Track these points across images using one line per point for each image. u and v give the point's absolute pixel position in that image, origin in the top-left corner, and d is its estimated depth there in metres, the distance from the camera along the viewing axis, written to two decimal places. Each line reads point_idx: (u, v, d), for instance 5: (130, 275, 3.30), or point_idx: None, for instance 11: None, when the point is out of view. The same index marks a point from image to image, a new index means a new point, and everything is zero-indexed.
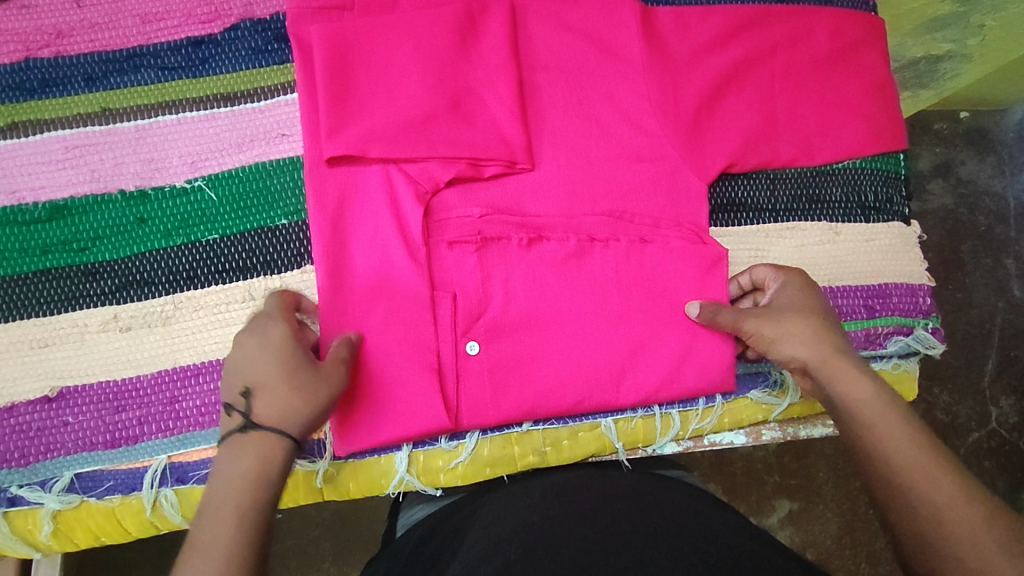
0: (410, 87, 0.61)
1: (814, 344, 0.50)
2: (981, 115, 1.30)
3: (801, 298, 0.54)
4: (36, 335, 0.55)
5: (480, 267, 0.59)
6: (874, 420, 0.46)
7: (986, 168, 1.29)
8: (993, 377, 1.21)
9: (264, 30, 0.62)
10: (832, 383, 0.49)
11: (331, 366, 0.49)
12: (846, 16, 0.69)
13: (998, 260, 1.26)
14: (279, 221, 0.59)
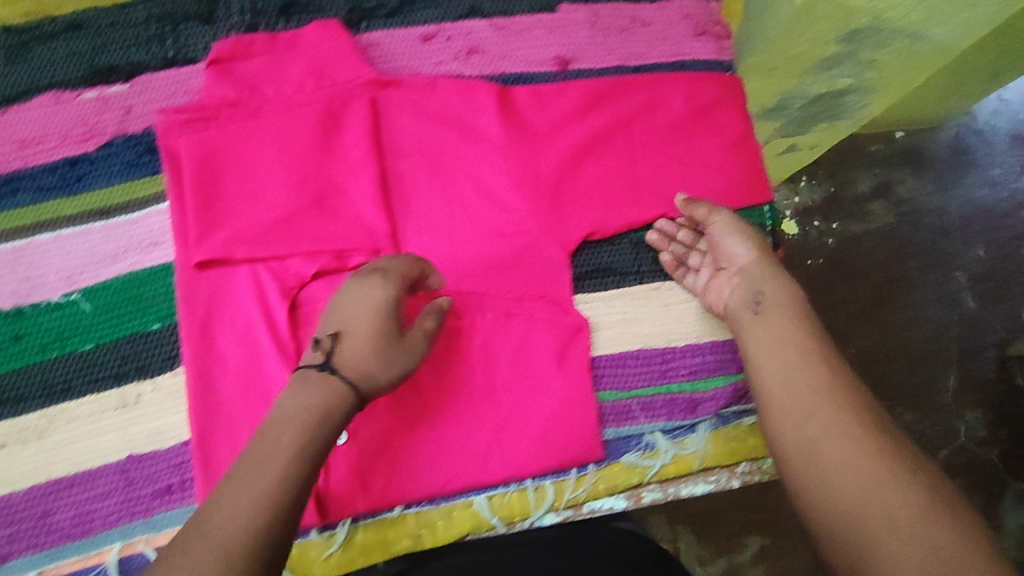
0: (275, 189, 0.63)
1: (759, 252, 0.60)
2: (913, 131, 1.17)
3: (750, 225, 0.63)
4: None
5: None
6: (782, 342, 0.54)
7: (927, 182, 1.15)
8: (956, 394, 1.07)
9: (137, 145, 0.65)
10: (761, 280, 0.59)
11: (415, 339, 0.56)
12: (700, 77, 0.70)
13: (949, 272, 1.12)
14: (152, 326, 0.62)
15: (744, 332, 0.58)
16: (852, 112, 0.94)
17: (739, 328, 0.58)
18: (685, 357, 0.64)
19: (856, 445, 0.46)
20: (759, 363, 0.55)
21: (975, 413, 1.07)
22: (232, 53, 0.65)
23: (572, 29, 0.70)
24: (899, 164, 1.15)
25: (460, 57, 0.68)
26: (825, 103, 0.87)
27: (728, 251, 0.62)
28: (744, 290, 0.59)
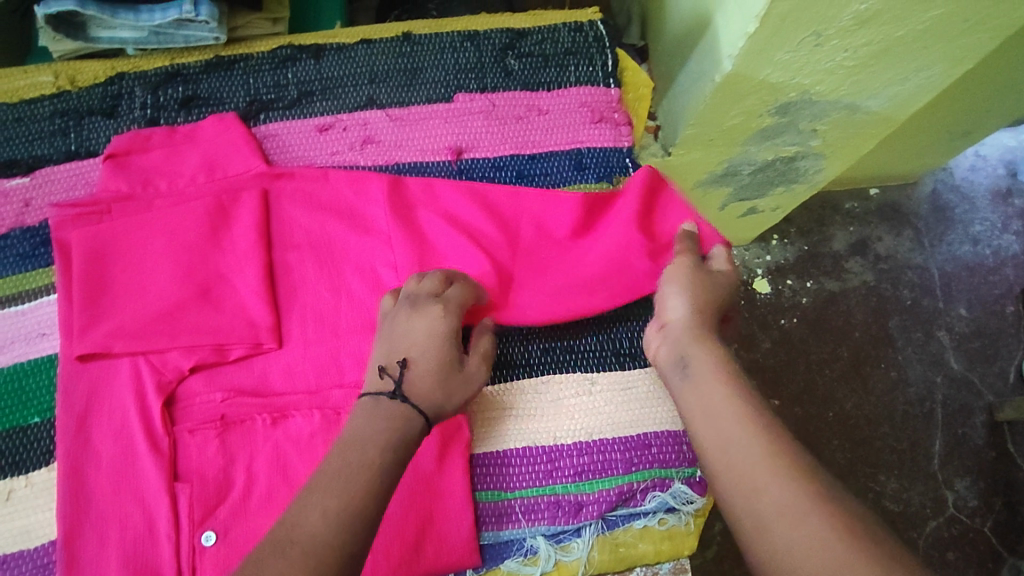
0: (161, 281, 0.64)
1: (710, 308, 0.61)
2: (889, 191, 1.68)
3: (724, 278, 0.63)
4: None
5: (222, 451, 0.60)
6: (731, 406, 0.53)
7: (904, 241, 1.64)
8: (942, 461, 1.46)
9: (34, 237, 0.67)
10: (702, 333, 0.59)
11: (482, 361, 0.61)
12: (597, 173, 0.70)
13: (931, 333, 1.56)
14: (33, 419, 0.61)
15: (682, 384, 0.57)
16: (806, 177, 1.24)
17: (673, 375, 0.58)
18: (572, 456, 0.61)
19: (817, 522, 0.45)
20: (710, 424, 0.53)
21: (965, 481, 1.45)
22: (129, 147, 0.68)
23: (467, 118, 0.72)
24: (873, 224, 1.64)
25: (354, 147, 0.71)
26: (777, 170, 1.18)
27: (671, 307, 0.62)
28: (679, 339, 0.59)
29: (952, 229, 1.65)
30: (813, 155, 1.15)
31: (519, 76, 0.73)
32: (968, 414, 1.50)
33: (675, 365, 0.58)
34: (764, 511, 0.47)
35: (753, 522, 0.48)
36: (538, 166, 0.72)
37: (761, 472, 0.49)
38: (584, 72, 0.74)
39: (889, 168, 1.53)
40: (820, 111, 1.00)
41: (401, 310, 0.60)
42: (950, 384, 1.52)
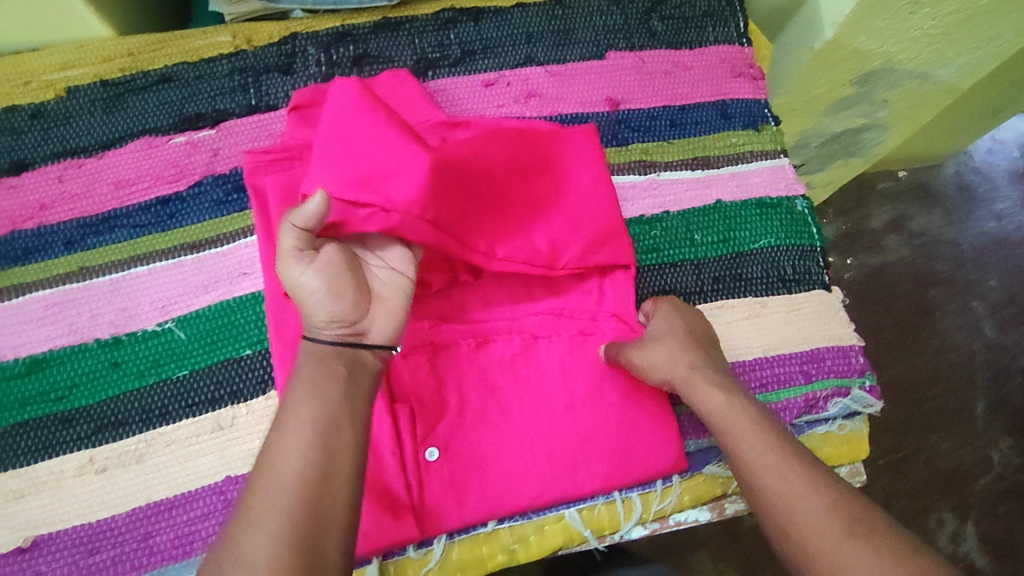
0: None
1: (702, 336, 0.64)
2: (919, 171, 1.76)
3: (700, 316, 0.66)
4: (12, 488, 0.59)
5: (433, 373, 0.64)
6: (756, 423, 0.56)
7: (936, 219, 1.73)
8: (986, 420, 1.53)
9: (225, 183, 0.70)
10: (699, 355, 0.62)
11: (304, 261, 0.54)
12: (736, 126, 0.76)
13: (966, 304, 1.65)
14: (244, 352, 0.64)
15: (705, 399, 0.59)
16: (864, 149, 1.32)
17: (690, 391, 0.59)
18: (756, 371, 0.66)
19: (857, 538, 0.50)
20: (742, 437, 0.56)
21: (1006, 439, 1.52)
22: (312, 99, 0.71)
23: (621, 74, 0.76)
24: (907, 203, 1.73)
25: (520, 101, 0.75)
26: (841, 142, 1.26)
27: (676, 327, 0.63)
28: (681, 352, 0.61)
29: (978, 207, 1.75)
30: (877, 126, 1.23)
31: (663, 37, 0.78)
32: (1005, 377, 1.58)
33: (688, 379, 0.60)
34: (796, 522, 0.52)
35: (784, 533, 0.52)
36: (688, 116, 0.76)
37: (796, 488, 0.52)
38: (721, 33, 0.79)
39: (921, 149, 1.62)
40: (894, 81, 1.07)
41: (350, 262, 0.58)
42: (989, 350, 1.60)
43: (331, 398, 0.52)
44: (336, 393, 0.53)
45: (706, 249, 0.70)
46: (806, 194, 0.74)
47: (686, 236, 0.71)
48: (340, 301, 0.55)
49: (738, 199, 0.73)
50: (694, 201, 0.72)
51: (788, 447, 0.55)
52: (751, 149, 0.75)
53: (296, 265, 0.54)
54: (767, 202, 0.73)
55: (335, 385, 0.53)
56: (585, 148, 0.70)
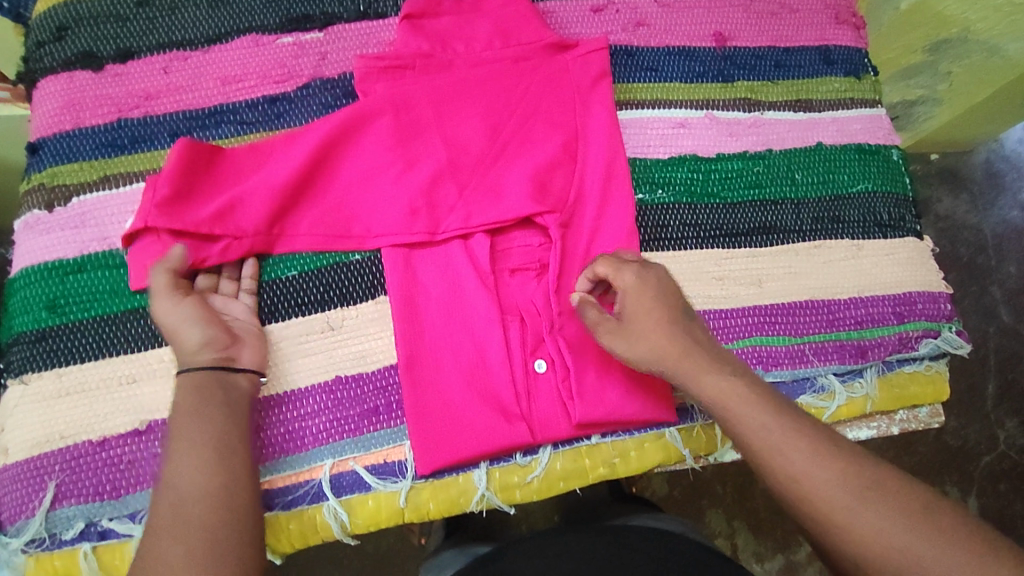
0: (468, 133, 0.67)
1: (674, 295, 0.55)
2: (951, 156, 1.35)
3: (662, 269, 0.57)
4: (125, 372, 0.59)
5: (540, 289, 0.64)
6: (745, 396, 0.50)
7: (961, 205, 1.33)
8: (996, 400, 1.21)
9: (334, 88, 0.69)
10: (681, 326, 0.54)
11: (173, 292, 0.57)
12: (840, 73, 0.76)
13: (984, 288, 1.29)
14: (353, 256, 0.64)
15: (700, 381, 0.52)
16: (913, 124, 1.23)
17: (682, 376, 0.52)
18: (850, 308, 0.67)
19: (875, 504, 0.45)
20: (739, 416, 0.50)
21: (1016, 420, 1.21)
22: (424, 10, 0.70)
23: (728, 10, 0.76)
24: (934, 186, 1.33)
25: (628, 29, 0.74)
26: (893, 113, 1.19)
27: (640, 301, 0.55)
28: (663, 333, 0.53)
29: (1002, 193, 1.33)
30: (932, 100, 1.15)
31: None
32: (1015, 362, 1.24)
33: (680, 363, 0.52)
34: (810, 492, 0.46)
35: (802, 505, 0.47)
36: (792, 58, 0.76)
37: (808, 463, 0.47)
38: None
39: (956, 137, 1.29)
40: (966, 50, 1.02)
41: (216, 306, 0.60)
42: (1005, 336, 1.25)
43: (216, 423, 0.52)
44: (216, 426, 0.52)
45: (806, 189, 0.71)
46: (900, 145, 0.75)
47: (787, 174, 0.71)
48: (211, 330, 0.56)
49: (838, 143, 0.73)
50: (796, 141, 0.73)
51: (773, 407, 0.50)
52: (852, 96, 0.76)
53: (169, 301, 0.56)
54: (865, 149, 0.74)
55: (209, 421, 0.52)
56: (490, 91, 0.68)
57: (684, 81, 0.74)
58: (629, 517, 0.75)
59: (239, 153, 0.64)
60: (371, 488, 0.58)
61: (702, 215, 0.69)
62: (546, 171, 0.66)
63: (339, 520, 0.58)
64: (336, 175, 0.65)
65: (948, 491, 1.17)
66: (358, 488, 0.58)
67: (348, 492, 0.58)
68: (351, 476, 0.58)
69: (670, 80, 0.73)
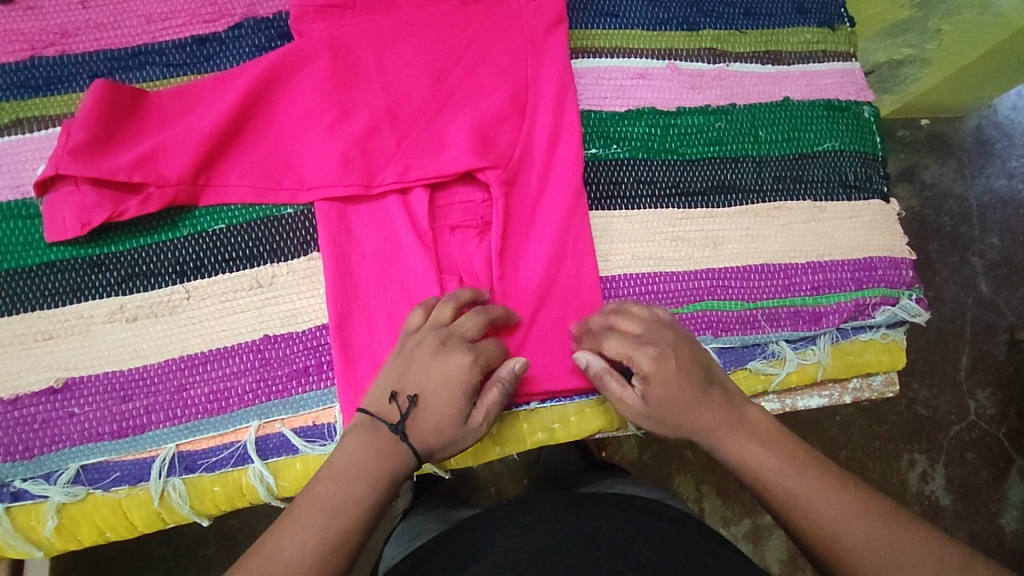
0: (411, 80, 0.63)
1: (694, 367, 0.55)
2: (941, 121, 1.30)
3: (673, 329, 0.56)
4: (40, 328, 0.56)
5: (482, 249, 0.61)
6: (776, 467, 0.52)
7: (948, 171, 1.28)
8: (969, 371, 1.20)
9: (268, 28, 0.64)
10: (709, 400, 0.55)
11: (457, 346, 0.54)
12: (812, 23, 0.72)
13: (966, 258, 1.25)
14: (285, 210, 0.60)
15: (734, 447, 0.54)
16: (901, 86, 1.17)
17: (712, 444, 0.55)
18: (807, 273, 0.65)
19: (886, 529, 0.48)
20: (775, 479, 0.52)
21: (988, 391, 1.20)
22: None
23: None
24: (923, 153, 1.28)
25: None
26: (881, 76, 1.13)
27: (664, 382, 0.55)
28: (688, 409, 0.55)
29: (990, 160, 1.29)
30: (921, 60, 1.09)
31: None
32: (989, 333, 1.22)
33: (711, 431, 0.55)
34: (852, 548, 0.47)
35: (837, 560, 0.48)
36: (763, 7, 0.71)
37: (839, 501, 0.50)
38: None
39: (946, 100, 1.23)
40: (956, 7, 0.95)
41: (428, 345, 0.54)
42: (982, 307, 1.23)
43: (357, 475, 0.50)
44: (362, 459, 0.51)
45: (769, 147, 0.68)
46: (873, 101, 0.71)
47: (750, 130, 0.68)
48: (446, 400, 0.54)
49: (806, 99, 0.69)
50: (762, 96, 0.69)
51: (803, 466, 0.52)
52: (825, 48, 0.71)
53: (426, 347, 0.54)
54: (834, 105, 0.70)
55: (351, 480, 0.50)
56: (434, 35, 0.64)
57: (646, 28, 0.69)
58: (604, 483, 0.74)
59: (162, 97, 0.60)
60: (299, 451, 0.56)
61: (657, 172, 0.66)
62: (491, 124, 0.62)
63: (265, 483, 0.56)
64: (268, 122, 0.61)
65: (915, 460, 1.17)
66: (285, 452, 0.56)
67: (274, 454, 0.56)
68: (278, 438, 0.56)
69: (631, 27, 0.69)
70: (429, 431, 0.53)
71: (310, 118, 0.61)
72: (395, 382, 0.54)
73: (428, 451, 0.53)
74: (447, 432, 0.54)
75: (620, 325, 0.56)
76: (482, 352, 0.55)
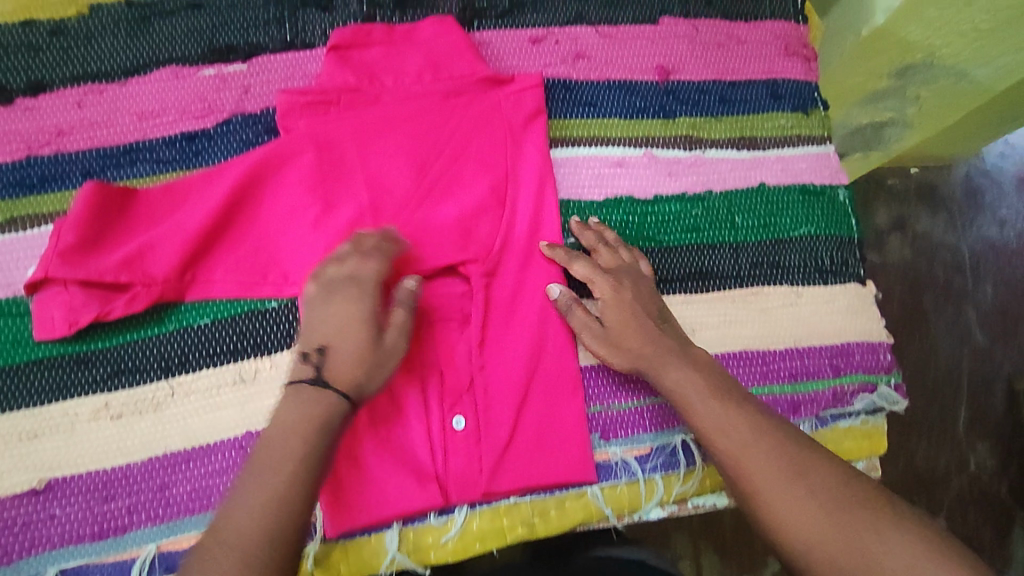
0: (394, 173, 0.65)
1: (649, 301, 0.62)
2: (930, 170, 1.28)
3: (636, 273, 0.64)
4: (24, 428, 0.57)
5: (462, 339, 0.62)
6: (706, 391, 0.56)
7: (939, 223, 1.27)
8: (968, 425, 1.19)
9: (256, 123, 0.66)
10: (657, 332, 0.60)
11: (337, 290, 0.57)
12: (785, 108, 0.74)
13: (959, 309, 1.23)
14: (269, 304, 0.62)
15: (673, 382, 0.58)
16: (886, 145, 1.15)
17: (652, 370, 0.59)
18: (785, 360, 0.65)
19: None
20: (717, 434, 0.54)
21: (987, 443, 1.18)
22: (352, 41, 0.67)
23: (674, 41, 0.73)
24: (913, 203, 1.26)
25: (567, 61, 0.72)
26: (864, 137, 1.12)
27: (613, 299, 0.61)
28: (634, 335, 0.60)
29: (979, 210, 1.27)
30: (902, 122, 1.08)
31: (720, 6, 0.75)
32: (987, 386, 1.20)
33: (652, 362, 0.59)
34: (782, 513, 0.49)
35: (747, 487, 0.51)
36: (738, 93, 0.73)
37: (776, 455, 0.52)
38: (776, 7, 0.76)
39: (935, 151, 1.21)
40: (932, 76, 0.95)
41: (317, 300, 0.57)
42: (978, 360, 1.21)
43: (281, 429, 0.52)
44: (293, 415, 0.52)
45: (746, 233, 0.69)
46: (848, 184, 0.73)
47: (727, 217, 0.69)
48: (348, 336, 0.56)
49: (782, 184, 0.71)
50: (737, 182, 0.71)
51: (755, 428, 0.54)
52: (799, 133, 0.73)
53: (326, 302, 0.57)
54: (809, 189, 0.71)
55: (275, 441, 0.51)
56: (415, 127, 0.66)
57: (623, 117, 0.71)
58: None
59: (151, 194, 0.61)
60: None
61: None
62: (471, 216, 0.64)
63: None
64: (253, 218, 0.62)
65: None
66: None
67: None
68: None
69: (609, 116, 0.71)
70: (354, 366, 0.55)
71: (294, 213, 0.62)
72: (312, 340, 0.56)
73: (360, 386, 0.55)
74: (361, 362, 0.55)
75: (599, 245, 0.65)
76: (364, 282, 0.58)
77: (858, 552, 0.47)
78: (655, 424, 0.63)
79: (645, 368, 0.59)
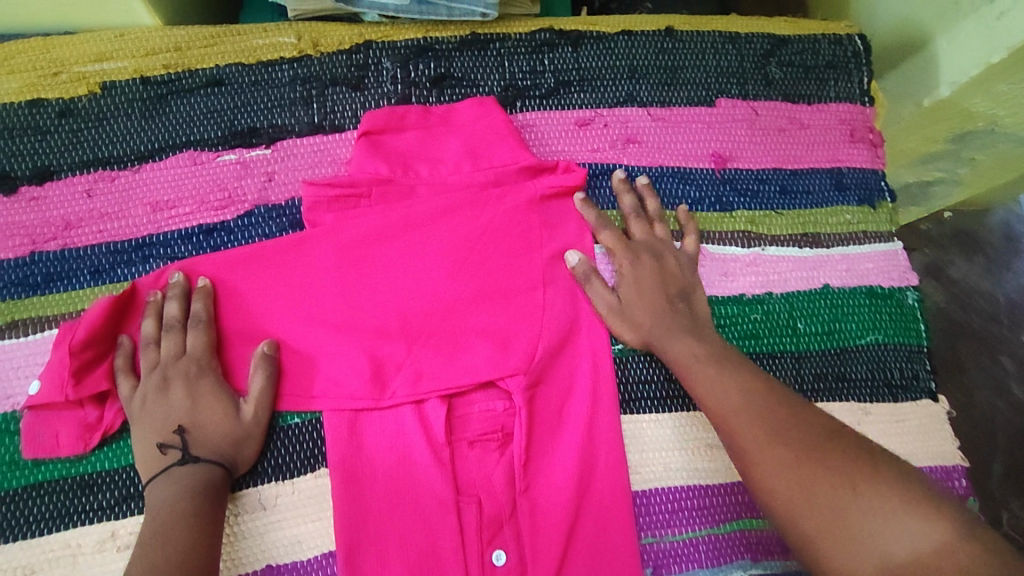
0: (430, 275, 0.59)
1: (673, 277, 0.60)
2: (965, 215, 1.04)
3: (666, 248, 0.62)
4: (21, 562, 0.52)
5: (502, 463, 0.57)
6: (711, 361, 0.55)
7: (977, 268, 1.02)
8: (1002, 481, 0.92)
9: (280, 216, 0.61)
10: (674, 309, 0.59)
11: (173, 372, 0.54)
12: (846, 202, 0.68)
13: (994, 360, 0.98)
14: (291, 420, 0.57)
15: (679, 357, 0.56)
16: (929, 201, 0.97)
17: (661, 344, 0.58)
18: None
19: None
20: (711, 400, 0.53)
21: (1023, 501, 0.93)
22: (385, 125, 0.62)
23: (732, 126, 0.68)
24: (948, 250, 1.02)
25: (616, 146, 0.66)
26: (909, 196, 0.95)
27: (632, 270, 0.60)
28: (648, 309, 0.59)
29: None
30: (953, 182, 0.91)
31: (781, 86, 0.69)
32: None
33: (659, 338, 0.58)
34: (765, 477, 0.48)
35: (735, 447, 0.51)
36: (799, 183, 0.67)
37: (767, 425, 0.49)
38: (842, 88, 0.70)
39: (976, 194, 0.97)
40: (991, 141, 0.79)
41: (151, 387, 0.54)
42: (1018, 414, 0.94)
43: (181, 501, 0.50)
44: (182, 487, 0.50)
45: (809, 341, 0.63)
46: (918, 285, 0.67)
47: (788, 322, 0.64)
48: (210, 408, 0.54)
49: (847, 287, 0.65)
50: (800, 283, 0.65)
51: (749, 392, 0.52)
52: (865, 229, 0.68)
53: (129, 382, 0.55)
54: (876, 292, 0.66)
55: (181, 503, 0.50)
56: (454, 224, 0.60)
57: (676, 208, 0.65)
58: None
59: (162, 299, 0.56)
60: None
61: None
62: (513, 325, 0.59)
63: None
64: (279, 324, 0.58)
65: None
66: None
67: None
68: None
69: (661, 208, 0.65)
70: (213, 447, 0.53)
71: (323, 320, 0.58)
72: (158, 433, 0.53)
73: (228, 463, 0.53)
74: (229, 434, 0.54)
75: (633, 212, 0.63)
76: (192, 356, 0.55)
77: (829, 511, 0.44)
78: (711, 560, 0.58)
79: (653, 342, 0.58)
